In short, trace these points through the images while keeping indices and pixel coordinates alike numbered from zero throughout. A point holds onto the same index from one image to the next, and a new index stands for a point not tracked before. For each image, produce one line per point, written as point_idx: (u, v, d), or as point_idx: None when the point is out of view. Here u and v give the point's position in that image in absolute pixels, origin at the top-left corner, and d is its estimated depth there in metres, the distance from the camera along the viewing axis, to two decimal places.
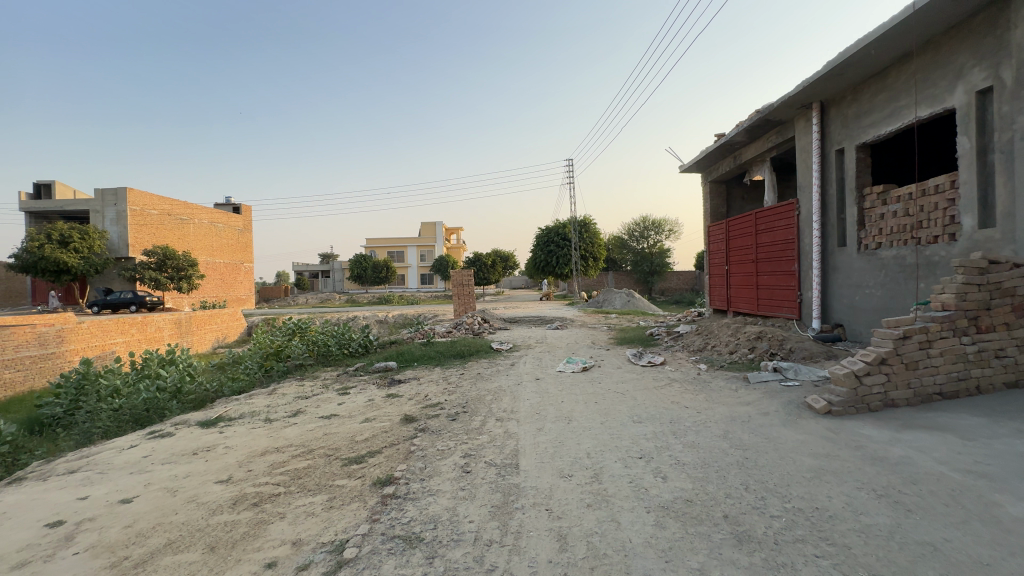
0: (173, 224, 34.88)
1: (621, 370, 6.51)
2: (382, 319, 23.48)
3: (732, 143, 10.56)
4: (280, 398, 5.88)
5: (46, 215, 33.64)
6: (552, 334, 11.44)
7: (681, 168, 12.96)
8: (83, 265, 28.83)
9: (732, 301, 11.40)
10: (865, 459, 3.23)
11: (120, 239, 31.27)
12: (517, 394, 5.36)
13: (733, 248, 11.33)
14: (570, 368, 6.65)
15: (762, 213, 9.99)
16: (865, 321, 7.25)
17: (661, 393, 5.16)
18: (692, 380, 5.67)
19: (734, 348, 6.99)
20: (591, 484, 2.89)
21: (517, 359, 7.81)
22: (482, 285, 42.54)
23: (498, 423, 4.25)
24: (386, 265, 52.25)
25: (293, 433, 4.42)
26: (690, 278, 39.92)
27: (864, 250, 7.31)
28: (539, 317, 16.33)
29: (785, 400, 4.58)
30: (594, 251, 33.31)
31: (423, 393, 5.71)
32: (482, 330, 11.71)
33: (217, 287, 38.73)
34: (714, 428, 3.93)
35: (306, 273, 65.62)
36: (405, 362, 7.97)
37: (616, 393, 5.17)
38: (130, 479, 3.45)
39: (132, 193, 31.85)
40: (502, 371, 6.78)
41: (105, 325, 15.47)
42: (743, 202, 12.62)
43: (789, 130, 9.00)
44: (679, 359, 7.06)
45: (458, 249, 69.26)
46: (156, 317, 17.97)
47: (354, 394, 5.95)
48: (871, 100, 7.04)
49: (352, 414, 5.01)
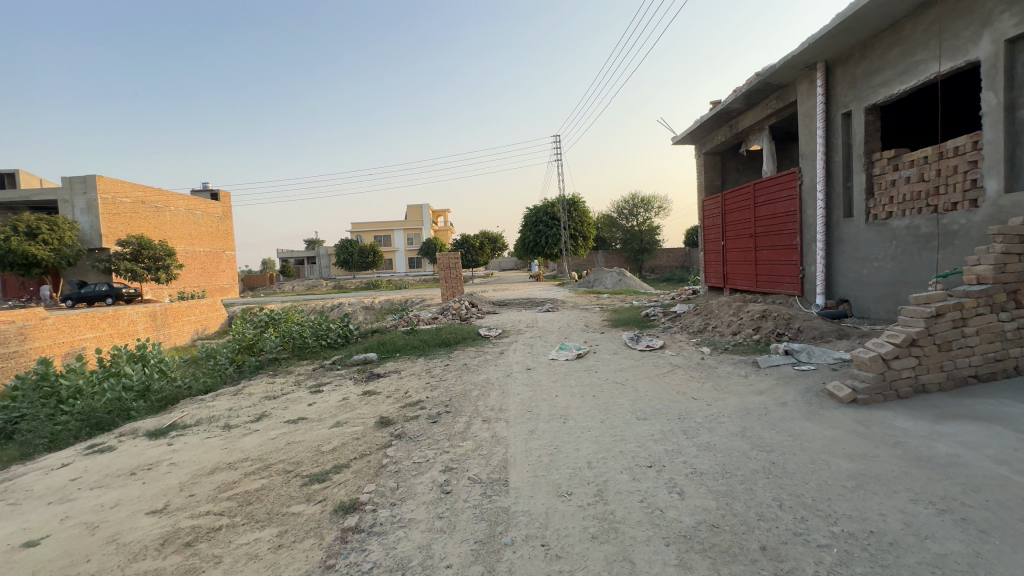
0: (147, 212, 33.52)
1: (618, 356, 6.04)
2: (369, 306, 22.86)
3: (729, 111, 9.98)
4: (246, 399, 5.33)
5: (12, 206, 32.12)
6: (543, 317, 10.94)
7: (674, 139, 12.37)
8: (53, 258, 27.61)
9: (728, 277, 10.99)
10: (910, 460, 2.78)
11: (92, 229, 29.92)
12: (507, 388, 4.87)
13: (730, 223, 10.84)
14: (563, 355, 6.16)
15: (761, 185, 9.49)
16: (874, 295, 6.84)
17: (665, 383, 4.69)
18: (697, 366, 5.21)
19: (738, 328, 6.54)
20: (595, 505, 2.41)
21: (507, 347, 7.31)
22: (471, 267, 41.91)
23: (484, 425, 3.75)
24: (373, 249, 51.28)
25: (253, 443, 3.88)
26: (679, 256, 39.70)
27: (873, 221, 6.86)
28: (530, 299, 15.85)
29: (802, 388, 4.13)
30: (583, 230, 32.79)
31: (403, 389, 5.19)
32: (470, 315, 11.18)
33: (197, 277, 37.60)
34: (730, 424, 3.47)
35: (291, 260, 64.31)
36: (387, 354, 7.43)
37: (616, 384, 4.69)
38: (46, 512, 2.89)
39: (102, 181, 30.39)
40: (490, 360, 6.28)
41: (73, 321, 14.64)
42: (738, 174, 12.11)
43: (790, 94, 8.45)
44: (679, 342, 6.60)
45: (446, 231, 68.27)
46: (129, 310, 17.14)
47: (327, 392, 5.41)
48: (884, 57, 6.50)
49: (323, 417, 4.48)
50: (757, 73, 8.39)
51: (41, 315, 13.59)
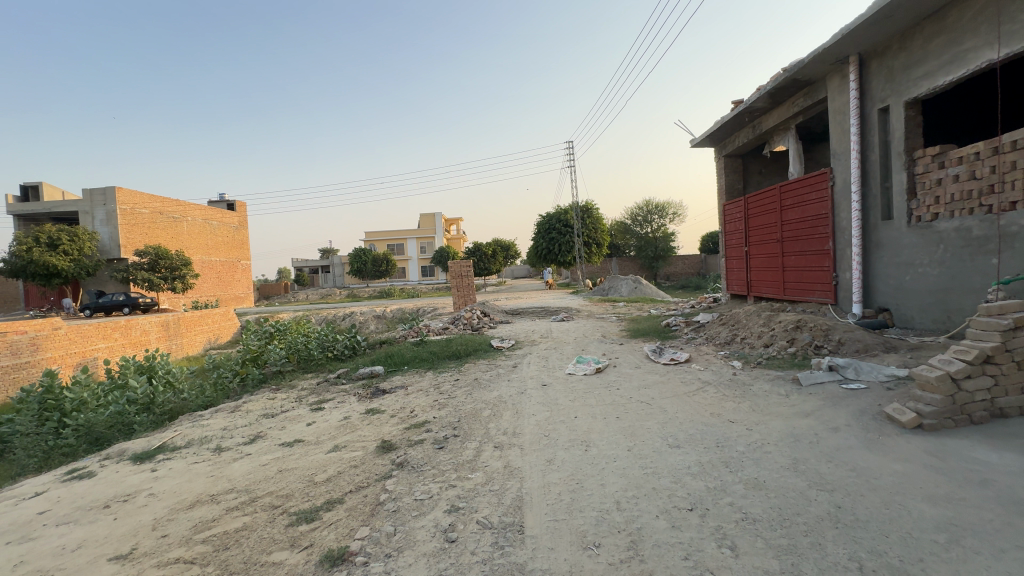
0: (165, 223, 33.94)
1: (641, 371, 5.59)
2: (380, 315, 22.64)
3: (752, 110, 9.52)
4: (242, 417, 5.00)
5: (36, 218, 32.82)
6: (558, 327, 10.51)
7: (692, 142, 11.94)
8: (73, 268, 28.03)
9: (753, 285, 10.46)
10: (1008, 504, 2.31)
11: (111, 240, 30.34)
12: (521, 406, 4.46)
13: (754, 227, 10.33)
14: (581, 370, 5.74)
15: (788, 187, 8.99)
16: (919, 304, 6.31)
17: (695, 402, 4.24)
18: (729, 383, 4.74)
19: (770, 340, 6.05)
20: (628, 563, 1.99)
21: (521, 359, 6.91)
22: (483, 276, 41.62)
23: (496, 453, 3.35)
24: (386, 258, 51.35)
25: (242, 470, 3.54)
26: (695, 262, 38.94)
27: (916, 223, 6.34)
28: (543, 307, 15.43)
29: (856, 410, 3.66)
30: (597, 237, 32.32)
31: (408, 408, 4.80)
32: (482, 324, 10.81)
33: (213, 286, 37.97)
34: (778, 455, 3.01)
35: (306, 269, 64.90)
36: (395, 366, 7.07)
37: (641, 404, 4.25)
38: (3, 555, 2.57)
39: (121, 192, 30.85)
40: (502, 375, 5.88)
41: (85, 331, 14.62)
42: (760, 177, 11.61)
43: (818, 91, 7.99)
44: (706, 355, 6.13)
45: (458, 240, 68.32)
46: (141, 319, 17.13)
47: (329, 410, 5.06)
48: (926, 46, 6.03)
49: (321, 439, 4.12)
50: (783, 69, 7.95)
51: (54, 326, 13.58)
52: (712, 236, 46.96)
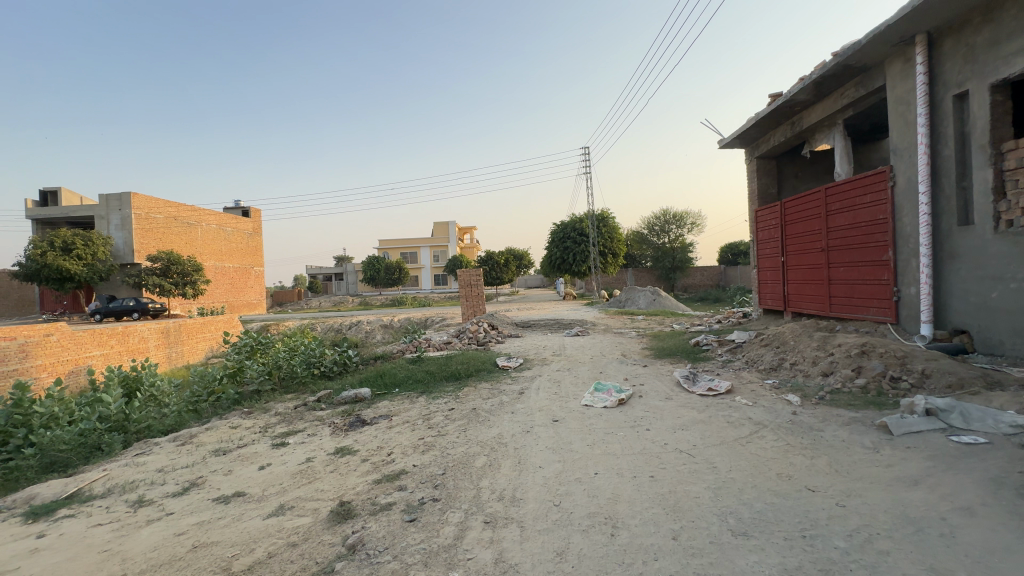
0: (179, 228, 33.88)
1: (673, 405, 4.58)
2: (388, 325, 21.88)
3: (791, 104, 8.53)
4: (188, 455, 4.11)
5: (53, 222, 32.94)
6: (572, 343, 9.53)
7: (721, 143, 10.98)
8: (86, 272, 27.95)
9: (792, 299, 9.36)
10: None
11: (125, 245, 30.24)
12: (525, 453, 3.50)
13: (792, 235, 9.26)
14: (600, 401, 4.75)
15: (834, 189, 7.93)
16: (1011, 326, 5.23)
17: (753, 456, 3.24)
18: (791, 427, 3.71)
19: (829, 369, 4.99)
20: None
21: (529, 384, 5.95)
22: (495, 285, 40.81)
23: (486, 533, 2.40)
24: (399, 266, 50.88)
25: (146, 545, 2.63)
26: (714, 274, 37.55)
27: (1005, 229, 5.28)
28: (556, 320, 14.44)
29: (990, 480, 2.62)
30: (613, 247, 31.24)
31: (386, 449, 3.88)
32: (488, 339, 9.88)
33: (225, 292, 37.77)
34: (905, 562, 2.00)
35: (319, 276, 64.90)
36: (384, 389, 6.16)
37: (682, 457, 3.26)
38: None
39: (137, 197, 30.83)
40: (506, 404, 4.93)
41: (79, 338, 14.06)
42: (797, 180, 10.55)
43: (874, 79, 6.98)
44: (751, 385, 5.09)
45: (472, 249, 67.75)
46: (139, 326, 16.55)
47: (292, 447, 4.15)
48: (1020, 17, 5.01)
49: (268, 492, 3.22)
50: (833, 54, 6.96)
51: (46, 333, 13.03)
52: (731, 247, 45.61)
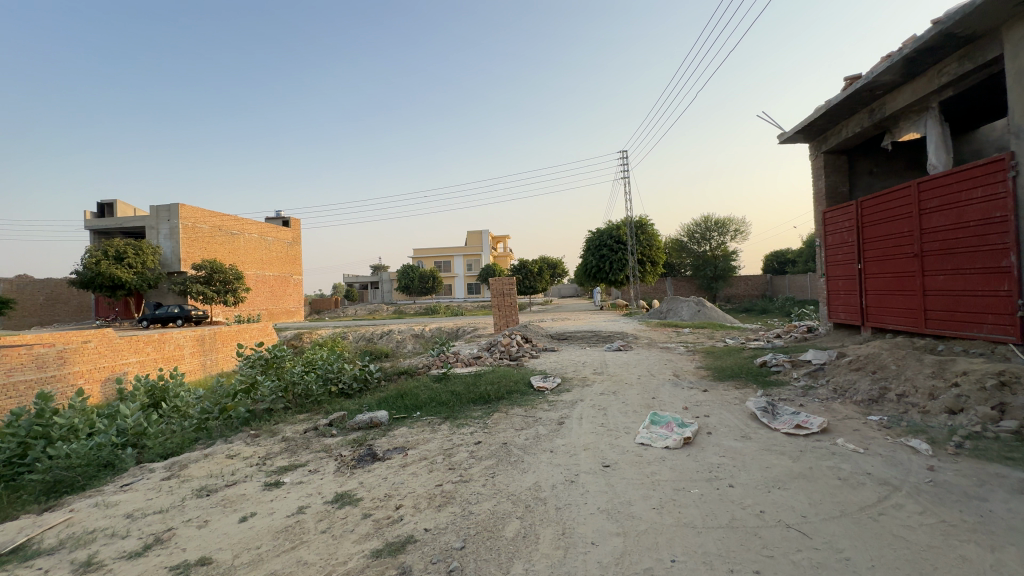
0: (223, 238, 34.87)
1: (756, 449, 3.62)
2: (419, 335, 21.43)
3: (872, 88, 7.41)
4: (167, 497, 3.45)
5: (109, 232, 34.55)
6: (614, 359, 8.59)
7: (781, 137, 9.86)
8: (136, 280, 28.97)
9: (872, 313, 8.11)
10: None
11: (173, 254, 31.25)
12: (571, 518, 2.65)
13: (872, 239, 8.05)
14: (659, 439, 3.85)
15: (929, 184, 6.73)
16: None
17: (900, 543, 2.27)
18: (938, 493, 2.71)
19: (957, 405, 3.91)
20: None
21: (569, 410, 5.09)
22: (529, 294, 40.01)
23: None
24: (433, 275, 50.99)
25: None
26: (760, 283, 35.44)
27: None
28: (594, 332, 13.50)
29: None
30: (651, 255, 29.89)
31: (396, 499, 3.11)
32: (522, 353, 9.08)
33: (265, 300, 38.59)
34: None
35: (357, 285, 66.14)
36: (403, 413, 5.45)
37: (793, 538, 2.33)
38: None
39: (184, 208, 31.86)
40: (543, 439, 4.10)
41: (116, 344, 14.14)
42: (871, 178, 9.32)
43: (986, 51, 5.84)
44: (852, 423, 4.07)
45: (505, 258, 67.23)
46: (176, 334, 16.69)
47: (286, 490, 3.45)
48: None
49: (239, 562, 2.50)
50: (934, 23, 5.87)
51: (84, 340, 13.13)
52: (777, 255, 43.26)
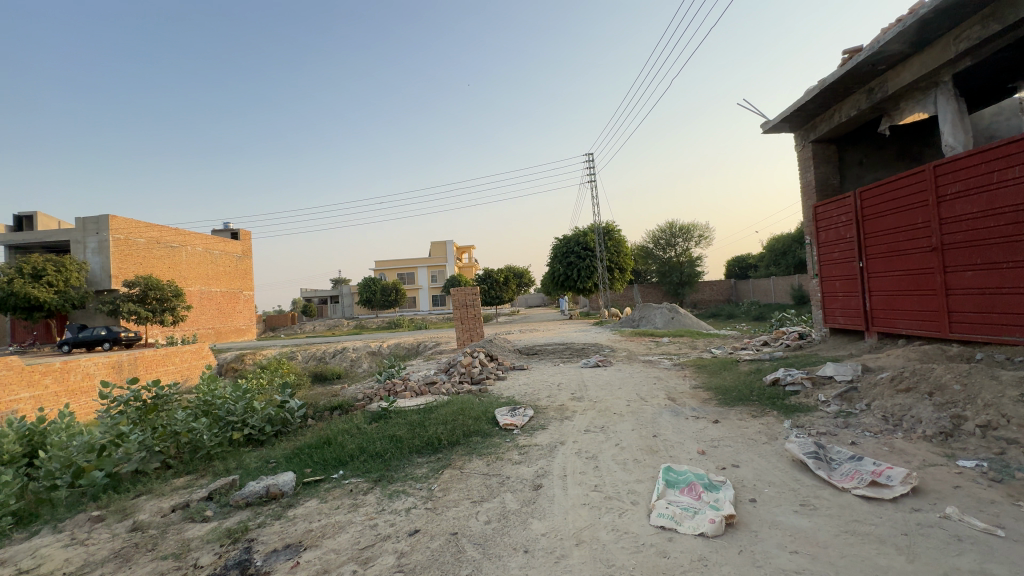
0: (162, 252, 31.84)
1: (839, 534, 2.36)
2: (376, 352, 19.70)
3: (875, 62, 6.54)
4: None
5: (28, 248, 30.94)
6: (594, 379, 7.30)
7: (765, 126, 8.97)
8: (57, 300, 25.78)
9: (880, 317, 7.19)
10: None
11: (102, 270, 28.08)
12: None
13: (876, 233, 7.16)
14: (686, 516, 2.58)
15: (948, 167, 5.85)
16: None
17: None
18: None
19: None
20: None
21: (548, 462, 3.73)
22: (496, 305, 38.62)
23: None
24: (395, 287, 48.87)
25: None
26: (725, 288, 35.40)
27: None
28: (566, 344, 12.28)
29: None
30: (619, 262, 29.16)
31: None
32: (485, 375, 7.67)
33: (211, 318, 35.55)
34: None
35: (314, 300, 63.01)
36: (320, 473, 3.95)
37: None
38: None
39: (115, 220, 28.82)
40: (513, 525, 2.71)
41: (3, 377, 11.78)
42: (863, 169, 8.55)
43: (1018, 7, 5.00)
44: (949, 475, 2.88)
45: (470, 268, 65.55)
46: (84, 361, 14.38)
47: None
48: None
49: None
50: None
51: None
52: (739, 261, 43.86)
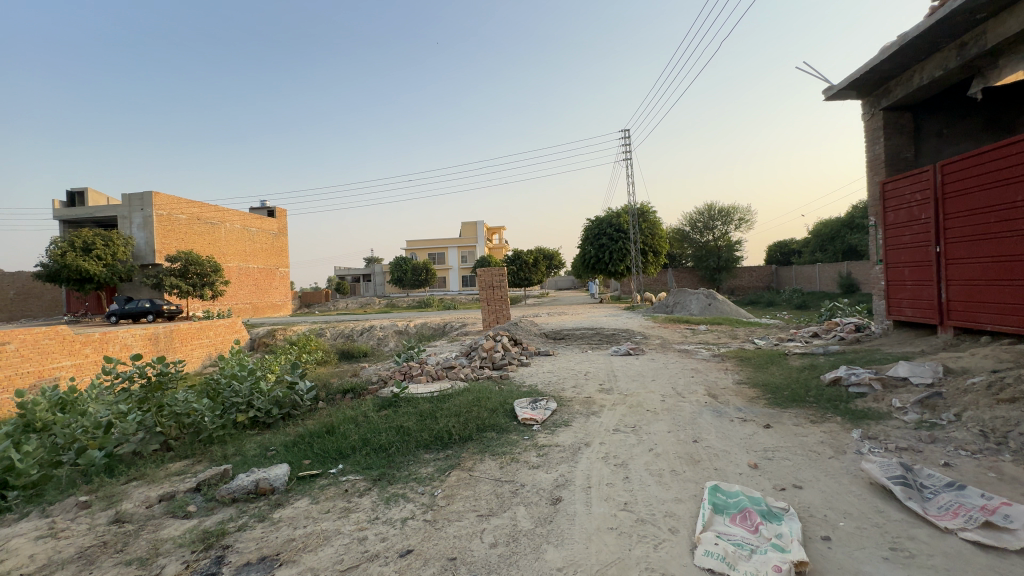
0: (202, 228, 32.72)
1: None
2: (403, 331, 19.61)
3: (975, 9, 5.51)
4: None
5: (80, 223, 32.34)
6: (625, 369, 6.71)
7: (827, 92, 7.96)
8: (106, 273, 26.83)
9: (958, 309, 6.30)
10: None
11: (146, 245, 29.09)
12: None
13: (958, 213, 6.21)
14: (742, 558, 2.04)
15: None
16: None
17: None
18: None
19: None
20: None
21: (570, 469, 3.22)
22: (525, 287, 38.09)
23: None
24: (426, 267, 49.00)
25: None
26: (766, 274, 33.68)
27: None
28: (595, 330, 11.67)
29: None
30: (654, 245, 28.02)
31: None
32: (507, 361, 7.19)
33: (248, 294, 36.55)
34: None
35: (348, 278, 64.15)
36: (318, 466, 3.59)
37: None
38: None
39: (158, 197, 29.66)
40: (522, 553, 2.23)
41: (45, 346, 12.16)
42: (943, 141, 7.49)
43: None
44: None
45: (500, 249, 65.01)
46: (122, 333, 14.83)
47: None
48: None
49: None
50: None
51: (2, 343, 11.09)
52: (781, 247, 41.66)
